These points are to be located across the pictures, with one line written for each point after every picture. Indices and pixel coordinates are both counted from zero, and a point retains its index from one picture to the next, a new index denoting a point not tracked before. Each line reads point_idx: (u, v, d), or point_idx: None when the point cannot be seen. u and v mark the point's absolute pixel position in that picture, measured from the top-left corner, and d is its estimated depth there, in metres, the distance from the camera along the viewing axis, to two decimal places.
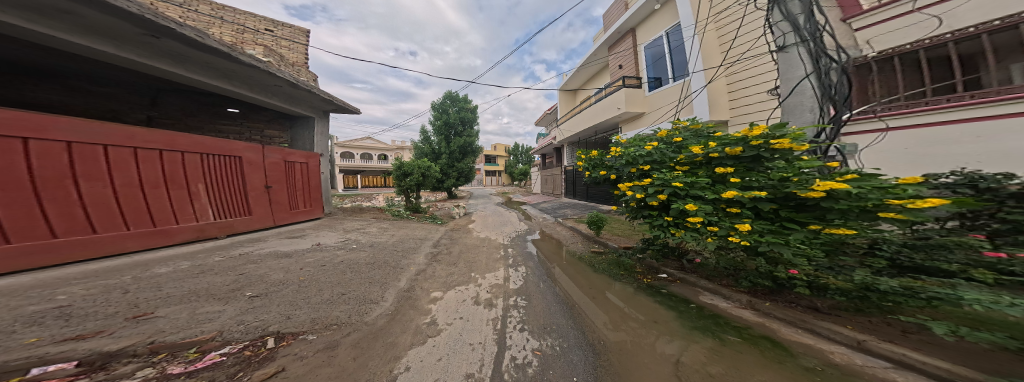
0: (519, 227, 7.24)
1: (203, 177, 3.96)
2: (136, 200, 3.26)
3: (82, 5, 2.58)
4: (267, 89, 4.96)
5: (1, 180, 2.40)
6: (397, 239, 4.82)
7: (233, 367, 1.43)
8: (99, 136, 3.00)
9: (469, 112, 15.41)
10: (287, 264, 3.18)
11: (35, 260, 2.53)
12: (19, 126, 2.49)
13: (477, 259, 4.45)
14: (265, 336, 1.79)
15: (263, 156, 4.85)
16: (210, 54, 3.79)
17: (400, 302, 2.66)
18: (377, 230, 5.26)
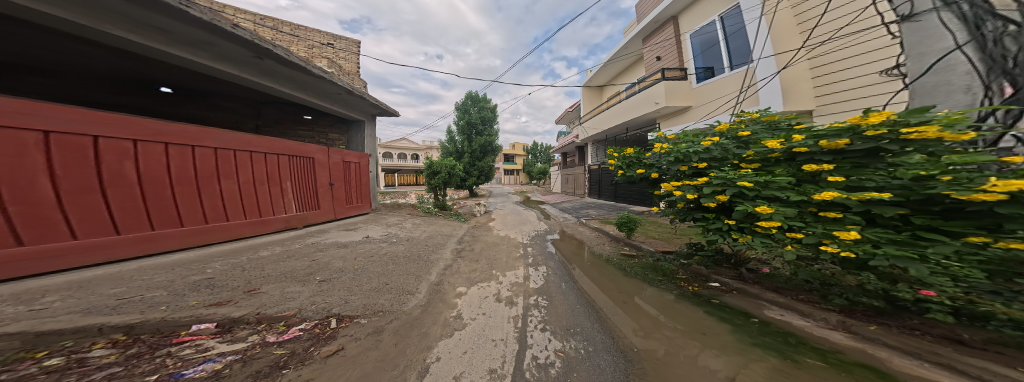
0: (537, 227, 7.19)
1: (291, 176, 4.61)
2: (251, 195, 3.98)
3: (218, 37, 3.25)
4: (330, 97, 5.44)
5: (177, 177, 3.19)
6: (428, 234, 5.08)
7: (306, 342, 1.67)
8: (231, 143, 3.75)
9: (489, 112, 15.62)
10: (336, 253, 3.49)
11: (193, 240, 3.29)
12: (185, 136, 3.27)
13: (498, 257, 4.53)
14: (329, 316, 2.01)
15: (329, 157, 5.40)
16: (296, 71, 4.33)
17: (431, 294, 2.83)
18: (412, 225, 5.59)
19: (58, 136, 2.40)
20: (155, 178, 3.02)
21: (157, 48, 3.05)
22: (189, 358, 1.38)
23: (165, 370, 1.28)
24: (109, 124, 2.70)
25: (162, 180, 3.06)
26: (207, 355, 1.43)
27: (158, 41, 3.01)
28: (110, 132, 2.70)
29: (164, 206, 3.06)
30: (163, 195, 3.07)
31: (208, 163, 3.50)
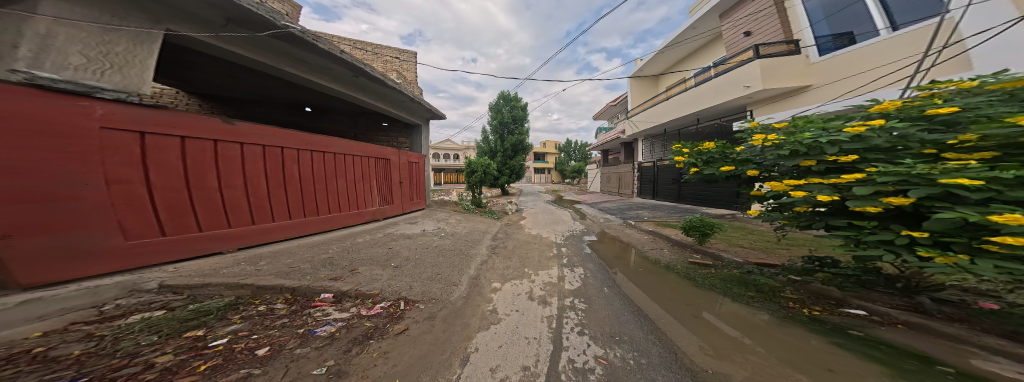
0: (568, 227, 6.98)
1: (379, 176, 5.44)
2: (356, 191, 4.88)
3: (336, 63, 4.06)
4: (401, 104, 6.07)
5: (316, 177, 4.16)
6: (467, 230, 5.33)
7: (384, 319, 2.19)
8: (345, 148, 4.66)
9: (521, 110, 15.72)
10: (391, 245, 3.89)
11: (323, 225, 4.26)
12: (319, 145, 4.20)
13: (530, 255, 4.54)
14: (399, 298, 2.54)
15: (399, 159, 6.10)
16: (379, 85, 5.01)
17: (471, 289, 3.06)
18: (455, 221, 5.93)
19: (267, 148, 3.51)
20: (306, 177, 4.00)
21: (301, 77, 4.01)
22: (317, 317, 2.03)
23: (307, 326, 1.92)
24: (284, 137, 3.71)
25: (310, 178, 4.07)
26: (326, 317, 2.06)
27: (300, 70, 3.92)
28: (287, 144, 3.74)
29: (309, 199, 4.04)
30: (309, 190, 4.04)
31: (334, 165, 4.45)
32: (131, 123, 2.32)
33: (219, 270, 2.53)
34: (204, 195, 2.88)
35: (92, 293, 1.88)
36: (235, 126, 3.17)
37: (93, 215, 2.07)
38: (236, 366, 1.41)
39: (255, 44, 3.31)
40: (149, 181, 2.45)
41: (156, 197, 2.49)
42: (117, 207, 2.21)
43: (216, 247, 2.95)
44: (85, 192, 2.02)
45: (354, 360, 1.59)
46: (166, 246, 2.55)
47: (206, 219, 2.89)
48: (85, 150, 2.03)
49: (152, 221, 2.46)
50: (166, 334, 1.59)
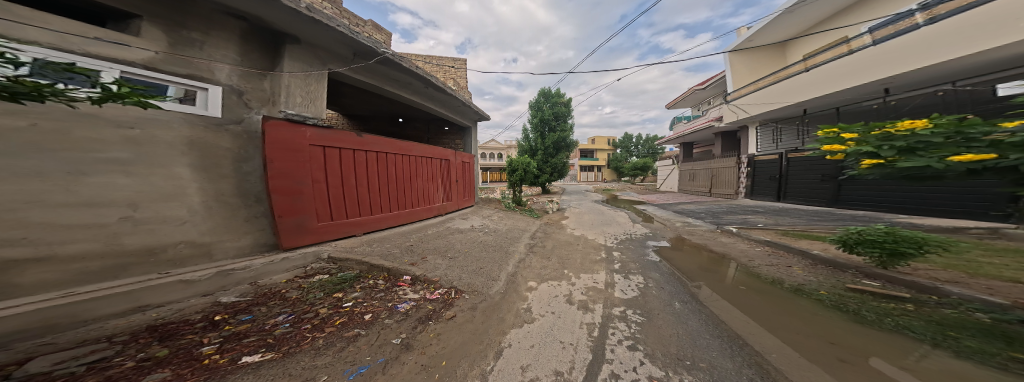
0: (612, 231, 6.30)
1: (447, 174, 6.03)
2: (434, 187, 5.53)
3: (413, 77, 4.41)
4: (459, 110, 6.34)
5: (411, 175, 4.86)
6: (507, 227, 5.43)
7: (438, 305, 2.47)
8: (427, 151, 5.30)
9: (563, 107, 15.28)
10: (445, 237, 4.21)
11: (416, 216, 4.98)
12: (412, 149, 4.90)
13: (571, 257, 4.35)
14: (451, 287, 2.81)
15: (458, 160, 6.62)
16: (444, 94, 5.29)
17: (508, 286, 3.12)
18: (495, 218, 6.11)
19: (380, 154, 4.18)
20: (406, 176, 4.72)
21: (392, 92, 4.50)
22: (397, 295, 2.52)
23: (392, 301, 2.43)
24: (392, 144, 4.46)
25: (406, 178, 4.73)
26: (403, 295, 2.55)
27: (387, 86, 4.35)
28: (387, 149, 4.30)
29: (408, 194, 4.76)
30: (408, 187, 4.76)
31: (418, 167, 5.03)
32: (321, 141, 3.28)
33: (353, 248, 3.31)
34: (352, 191, 3.69)
35: (303, 258, 2.91)
36: (359, 138, 3.83)
37: (305, 205, 3.06)
38: (349, 326, 1.97)
39: (359, 66, 3.79)
40: (329, 182, 3.36)
41: (334, 193, 3.42)
42: (316, 200, 3.20)
43: (355, 231, 3.74)
44: (304, 188, 3.05)
45: (418, 337, 2.04)
46: (333, 228, 3.43)
47: (355, 210, 3.75)
48: (300, 162, 3.01)
49: (331, 210, 3.38)
50: (326, 292, 2.43)
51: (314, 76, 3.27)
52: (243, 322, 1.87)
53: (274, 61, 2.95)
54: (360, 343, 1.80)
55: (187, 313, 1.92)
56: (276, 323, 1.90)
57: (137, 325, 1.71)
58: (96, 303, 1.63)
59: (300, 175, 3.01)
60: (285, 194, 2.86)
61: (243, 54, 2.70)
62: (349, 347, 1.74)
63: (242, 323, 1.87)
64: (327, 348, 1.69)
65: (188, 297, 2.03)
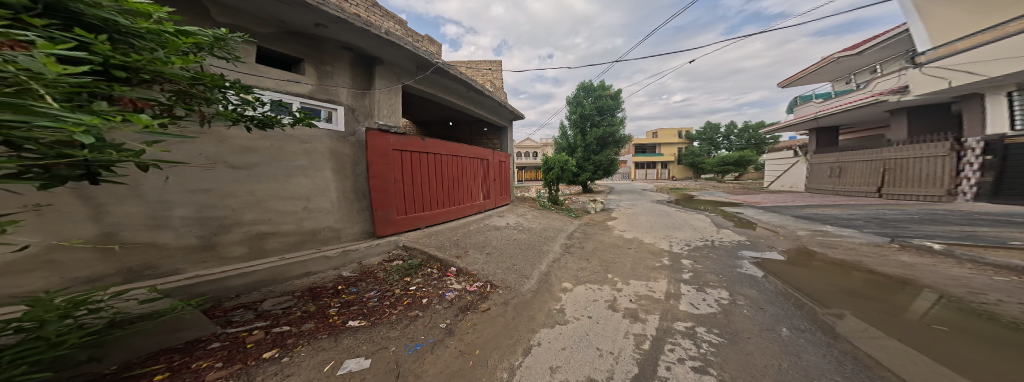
0: (674, 234, 5.68)
1: (496, 174, 6.24)
2: (486, 185, 5.76)
3: (462, 86, 4.61)
4: (501, 113, 6.42)
5: (469, 175, 5.14)
6: (541, 226, 5.36)
7: (477, 299, 2.69)
8: (480, 152, 5.56)
9: (609, 99, 14.29)
10: (486, 232, 4.39)
11: (472, 212, 5.21)
12: (470, 150, 5.17)
13: (620, 261, 4.08)
14: (486, 281, 3.02)
15: (506, 160, 6.77)
16: (487, 99, 5.41)
17: (540, 284, 3.16)
18: (531, 216, 6.06)
19: (440, 155, 4.38)
20: (465, 175, 5.00)
21: (446, 99, 4.73)
22: (445, 283, 2.86)
23: (440, 288, 2.77)
24: (455, 146, 4.77)
25: (461, 176, 4.89)
26: (450, 284, 2.88)
27: (442, 95, 4.62)
28: (443, 151, 4.44)
29: (466, 192, 5.05)
30: (466, 185, 5.05)
31: (472, 167, 5.19)
32: (399, 145, 3.66)
33: (421, 239, 3.67)
34: (420, 189, 3.98)
35: (388, 245, 3.43)
36: (424, 141, 4.06)
37: (387, 200, 3.49)
38: (411, 307, 2.41)
39: (421, 80, 4.11)
40: (403, 180, 3.74)
41: (410, 190, 3.84)
42: (398, 196, 3.64)
43: (421, 224, 4.02)
44: (389, 187, 3.51)
45: (458, 323, 2.29)
46: (406, 222, 3.78)
47: (426, 206, 4.12)
48: (386, 164, 3.47)
49: (408, 205, 3.81)
50: (400, 275, 2.93)
51: (396, 91, 3.76)
52: (353, 293, 2.51)
53: (370, 81, 3.43)
54: (419, 323, 2.21)
55: (327, 279, 2.73)
56: (369, 299, 2.46)
57: (303, 285, 2.54)
58: (282, 268, 2.50)
59: (384, 175, 3.44)
60: (372, 192, 3.35)
61: (354, 77, 3.28)
62: (407, 326, 2.16)
63: (351, 295, 2.49)
64: (397, 325, 2.14)
65: (327, 268, 2.84)
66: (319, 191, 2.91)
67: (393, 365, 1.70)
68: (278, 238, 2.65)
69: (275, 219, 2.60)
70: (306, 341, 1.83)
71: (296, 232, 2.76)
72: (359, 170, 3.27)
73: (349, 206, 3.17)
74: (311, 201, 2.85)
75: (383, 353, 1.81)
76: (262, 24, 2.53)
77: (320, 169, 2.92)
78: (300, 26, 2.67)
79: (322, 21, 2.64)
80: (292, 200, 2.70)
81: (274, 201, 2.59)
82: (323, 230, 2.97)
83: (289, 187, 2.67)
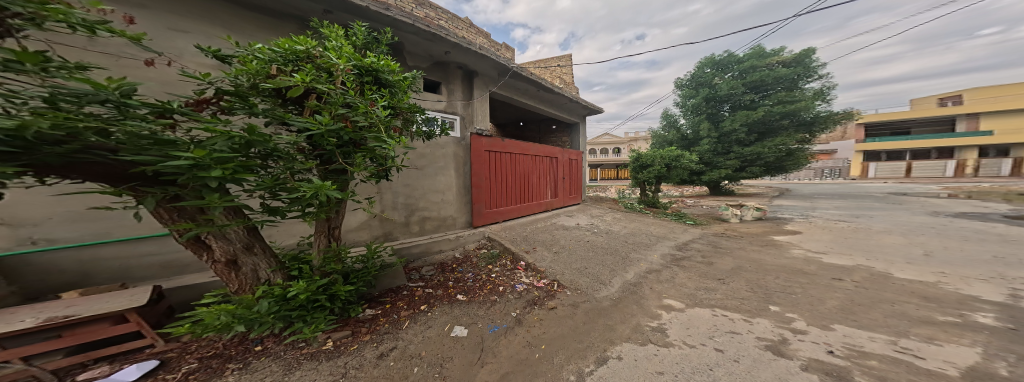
0: (962, 272, 2.98)
1: (567, 172, 6.17)
2: (557, 183, 5.80)
3: (539, 88, 4.81)
4: (572, 111, 6.36)
5: (541, 173, 5.32)
6: (630, 230, 4.55)
7: (545, 295, 2.74)
8: (551, 150, 5.62)
9: (770, 73, 10.29)
10: (566, 233, 4.27)
11: (541, 208, 5.33)
12: (542, 150, 5.32)
13: (797, 293, 2.71)
14: (554, 280, 3.02)
15: (575, 157, 6.57)
16: (561, 96, 5.44)
17: (625, 293, 2.85)
18: (614, 218, 5.30)
19: (517, 155, 4.68)
20: (538, 174, 5.22)
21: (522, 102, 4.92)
22: (515, 276, 3.09)
23: (512, 280, 3.01)
24: (530, 147, 4.99)
25: (534, 175, 5.12)
26: (520, 277, 3.09)
27: (520, 96, 4.84)
28: (519, 151, 4.74)
29: (539, 190, 5.24)
30: (539, 183, 5.24)
31: (543, 166, 5.34)
32: (488, 146, 4.16)
33: (501, 232, 4.05)
34: (502, 186, 4.43)
35: (478, 234, 3.96)
36: (505, 141, 4.43)
37: (479, 196, 4.06)
38: (492, 292, 2.78)
39: (506, 87, 4.45)
40: (491, 178, 4.25)
41: (495, 187, 4.31)
42: (485, 191, 4.14)
43: (500, 218, 4.47)
44: (480, 183, 4.05)
45: (526, 314, 2.44)
46: (491, 215, 4.29)
47: (505, 202, 4.52)
48: (479, 164, 4.02)
49: (492, 199, 4.28)
50: (487, 261, 3.42)
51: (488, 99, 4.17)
52: (461, 272, 3.15)
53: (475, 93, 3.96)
54: (496, 307, 2.53)
55: (449, 257, 3.50)
56: (472, 281, 2.99)
57: (436, 260, 3.37)
58: (429, 245, 3.39)
59: (478, 173, 4.02)
60: (471, 188, 3.95)
61: (465, 89, 3.81)
62: (489, 308, 2.53)
63: (454, 272, 3.14)
64: (487, 306, 2.55)
65: (450, 248, 3.63)
66: (449, 186, 3.71)
67: (479, 340, 2.06)
68: (431, 221, 3.59)
69: (428, 207, 3.53)
70: (435, 304, 2.53)
71: (438, 217, 3.64)
72: (464, 168, 3.90)
73: (462, 200, 3.90)
74: (446, 194, 3.69)
75: (474, 328, 2.22)
76: (421, 59, 3.35)
77: (450, 169, 3.71)
78: (437, 55, 3.39)
79: (449, 48, 3.22)
80: (438, 193, 3.61)
81: (432, 194, 3.54)
82: (449, 218, 3.77)
83: (434, 182, 3.55)
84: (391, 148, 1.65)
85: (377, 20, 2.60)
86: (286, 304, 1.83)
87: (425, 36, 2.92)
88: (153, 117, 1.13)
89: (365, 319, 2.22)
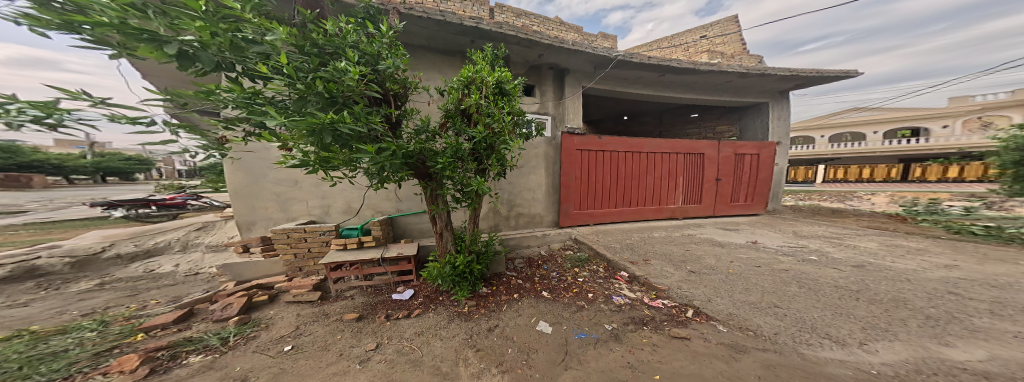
0: None
1: (705, 172, 4.90)
2: (683, 186, 4.78)
3: (650, 71, 4.25)
4: (717, 91, 5.33)
5: (661, 174, 4.60)
6: (938, 276, 2.06)
7: (665, 319, 1.84)
8: (670, 146, 4.59)
9: None
10: (733, 254, 2.75)
11: (654, 214, 4.62)
12: (660, 146, 4.50)
13: None
14: (688, 305, 1.94)
15: (719, 152, 5.02)
16: (690, 75, 4.53)
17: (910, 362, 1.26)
18: (878, 248, 2.75)
19: (620, 154, 4.20)
20: (648, 170, 4.45)
21: (624, 91, 4.63)
22: (613, 285, 2.39)
23: (607, 290, 2.34)
24: (631, 145, 4.25)
25: (644, 174, 4.45)
26: (620, 289, 2.34)
27: (621, 84, 4.51)
28: (622, 148, 4.20)
29: (651, 191, 4.52)
30: (651, 183, 4.51)
31: (659, 164, 4.51)
32: (581, 145, 3.85)
33: (590, 235, 3.64)
34: (596, 187, 4.06)
35: (561, 236, 3.68)
36: (601, 139, 4.01)
37: (568, 195, 3.85)
38: (580, 297, 2.32)
39: (609, 78, 4.24)
40: (583, 177, 3.96)
41: (588, 187, 4.00)
42: (578, 190, 3.93)
43: (591, 221, 4.12)
44: (571, 183, 3.85)
45: (629, 334, 1.77)
46: (581, 217, 4.03)
47: (596, 204, 4.11)
48: (573, 162, 3.81)
49: (585, 199, 4.02)
50: (580, 260, 3.02)
51: (579, 95, 3.83)
52: (546, 270, 2.93)
53: (563, 91, 3.72)
54: (586, 313, 2.09)
55: (536, 253, 3.40)
56: (560, 285, 2.58)
57: (526, 254, 3.36)
58: (521, 238, 3.43)
59: (568, 172, 3.81)
60: (559, 187, 3.81)
61: (554, 88, 3.66)
62: (575, 311, 2.15)
63: (536, 270, 2.97)
64: (577, 310, 2.14)
65: (536, 244, 3.54)
66: (539, 185, 3.68)
67: (563, 342, 1.83)
68: (523, 218, 3.68)
69: (523, 203, 3.63)
70: (524, 295, 2.49)
71: (528, 214, 3.69)
72: (554, 168, 3.79)
73: (550, 199, 3.83)
74: (536, 192, 3.68)
75: (559, 327, 2.00)
76: (519, 66, 3.41)
77: (542, 168, 3.67)
78: (533, 59, 3.32)
79: (542, 52, 3.07)
80: (531, 191, 3.65)
81: (526, 192, 3.62)
82: (537, 216, 3.75)
83: (527, 181, 3.59)
84: (513, 147, 2.27)
85: (492, 37, 2.57)
86: (456, 270, 2.45)
87: (524, 44, 2.82)
88: (425, 136, 2.18)
89: (482, 295, 2.53)
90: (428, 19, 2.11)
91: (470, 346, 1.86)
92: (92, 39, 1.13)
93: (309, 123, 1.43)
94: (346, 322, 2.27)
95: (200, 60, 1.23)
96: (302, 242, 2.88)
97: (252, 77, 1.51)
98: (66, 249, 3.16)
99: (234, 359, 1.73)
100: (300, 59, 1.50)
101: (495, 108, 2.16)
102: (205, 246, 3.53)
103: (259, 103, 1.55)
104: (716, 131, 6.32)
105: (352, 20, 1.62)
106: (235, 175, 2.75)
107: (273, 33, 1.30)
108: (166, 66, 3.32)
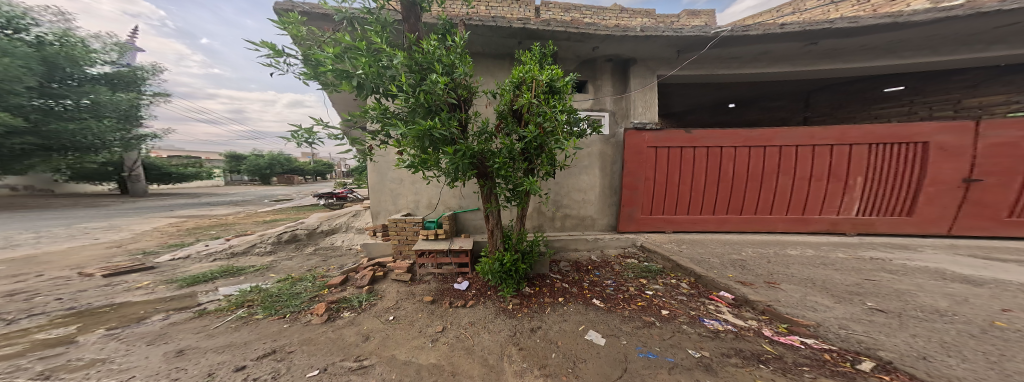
0: None
1: (911, 171, 3.05)
2: (854, 191, 3.20)
3: (781, 41, 3.15)
4: (965, 44, 3.24)
5: (803, 175, 3.21)
6: None
7: (805, 362, 1.12)
8: (826, 135, 3.13)
9: None
10: (1008, 300, 1.45)
11: (789, 227, 3.35)
12: (797, 136, 3.15)
13: None
14: (860, 354, 1.11)
15: (965, 138, 2.93)
16: (880, 31, 3.00)
17: None
18: None
19: (723, 149, 3.24)
20: (771, 171, 3.23)
21: (734, 74, 3.63)
22: (703, 308, 1.75)
23: (696, 311, 1.74)
24: (738, 137, 3.21)
25: (766, 176, 3.25)
26: (718, 314, 1.67)
27: (734, 66, 3.56)
28: (727, 142, 3.22)
29: (782, 197, 3.29)
30: (783, 187, 3.26)
31: (800, 162, 3.19)
32: (656, 141, 3.24)
33: (663, 243, 3.01)
34: (675, 190, 3.35)
35: (626, 240, 3.22)
36: (692, 133, 3.22)
37: (633, 198, 3.34)
38: (647, 312, 1.82)
39: (710, 60, 3.47)
40: (654, 178, 3.31)
41: (665, 189, 3.34)
42: (653, 193, 3.35)
43: (668, 228, 3.44)
44: (640, 184, 3.31)
45: (725, 369, 1.18)
46: (651, 222, 3.43)
47: (674, 210, 3.41)
48: (646, 161, 3.27)
49: (663, 204, 3.38)
50: (654, 272, 2.45)
51: (653, 85, 3.38)
52: (599, 276, 2.55)
53: (627, 83, 3.41)
54: (655, 333, 1.58)
55: (585, 258, 3.05)
56: (615, 295, 2.15)
57: (573, 257, 3.05)
58: (569, 241, 3.14)
59: (635, 172, 3.29)
60: (621, 188, 3.35)
61: (614, 83, 3.42)
62: (639, 328, 1.66)
63: (590, 275, 2.61)
64: (639, 329, 1.64)
65: (586, 249, 3.19)
66: (591, 186, 3.35)
67: (621, 358, 1.39)
68: (570, 220, 3.41)
69: (571, 205, 3.36)
70: (572, 299, 2.20)
71: (577, 216, 3.39)
72: (613, 168, 3.39)
73: (606, 201, 3.43)
74: (588, 194, 3.36)
75: (615, 341, 1.57)
76: (570, 64, 3.37)
77: (596, 168, 3.33)
78: (586, 54, 3.24)
79: (597, 43, 2.97)
80: (581, 192, 3.35)
81: (574, 193, 3.34)
82: (589, 218, 3.41)
83: (578, 181, 3.32)
84: (567, 146, 2.25)
85: (541, 37, 2.83)
86: (505, 268, 2.43)
87: (574, 38, 2.85)
88: (485, 137, 2.38)
89: (527, 295, 2.41)
90: (483, 26, 2.54)
91: (514, 344, 1.70)
92: (322, 83, 2.07)
93: (416, 130, 1.96)
94: (423, 303, 2.53)
95: (365, 86, 1.99)
96: (403, 230, 3.59)
97: (383, 98, 2.24)
98: (306, 225, 5.45)
99: (364, 320, 2.24)
100: (411, 76, 2.08)
101: (551, 107, 2.22)
102: (356, 229, 5.18)
103: (390, 116, 2.23)
104: (954, 109, 3.68)
105: (436, 37, 2.10)
106: (373, 174, 3.90)
107: (395, 59, 1.92)
108: (346, 99, 5.50)
